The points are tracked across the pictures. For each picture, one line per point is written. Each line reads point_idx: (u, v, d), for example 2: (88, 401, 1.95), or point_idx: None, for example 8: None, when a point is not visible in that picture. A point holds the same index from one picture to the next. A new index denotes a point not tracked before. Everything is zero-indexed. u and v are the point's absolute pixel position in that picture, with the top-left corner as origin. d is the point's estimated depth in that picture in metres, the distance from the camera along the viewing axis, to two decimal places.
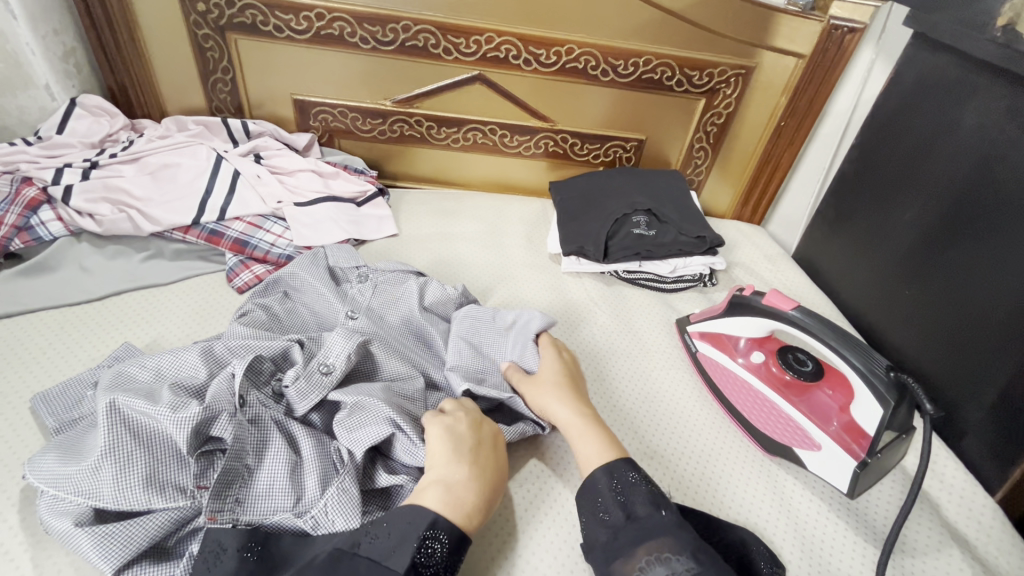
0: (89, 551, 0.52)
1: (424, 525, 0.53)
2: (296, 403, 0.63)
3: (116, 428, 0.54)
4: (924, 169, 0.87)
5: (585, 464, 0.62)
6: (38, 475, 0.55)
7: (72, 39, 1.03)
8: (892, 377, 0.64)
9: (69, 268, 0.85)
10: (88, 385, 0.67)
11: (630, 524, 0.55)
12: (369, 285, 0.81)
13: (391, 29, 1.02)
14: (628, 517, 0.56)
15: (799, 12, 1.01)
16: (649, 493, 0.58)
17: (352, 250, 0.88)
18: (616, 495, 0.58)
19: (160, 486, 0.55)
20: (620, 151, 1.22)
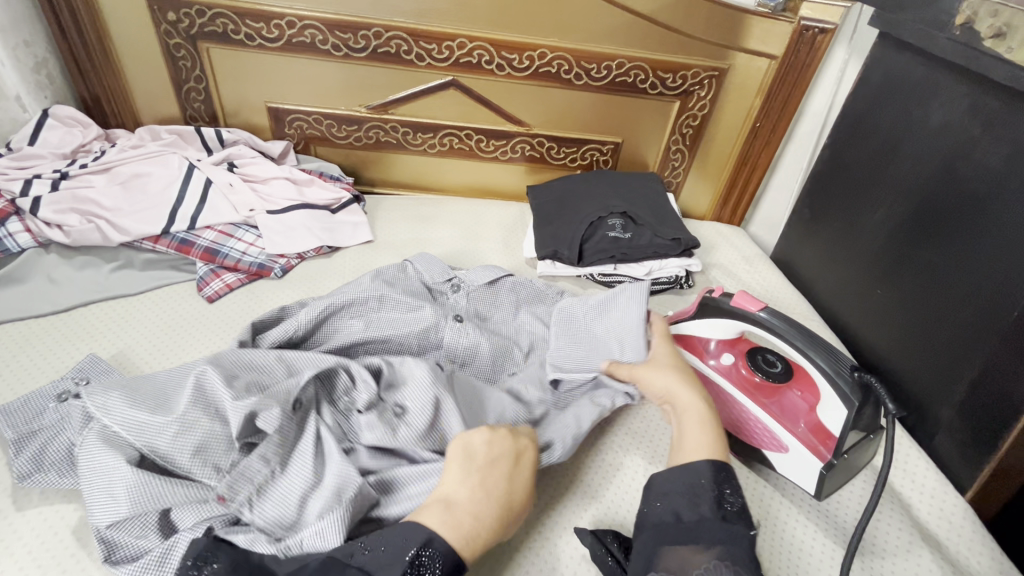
0: (118, 493, 0.54)
1: (419, 543, 0.50)
2: (363, 431, 0.62)
3: (194, 390, 0.57)
4: (893, 167, 0.87)
5: (693, 450, 0.59)
6: (106, 407, 0.57)
7: (43, 51, 1.03)
8: (856, 376, 0.64)
9: (37, 280, 0.85)
10: (50, 400, 0.67)
11: (722, 523, 0.52)
12: (463, 295, 0.86)
13: (362, 36, 1.02)
14: (721, 517, 0.53)
15: (769, 13, 1.02)
16: (743, 506, 0.55)
17: (443, 265, 0.89)
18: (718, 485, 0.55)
19: (203, 460, 0.56)
20: (597, 154, 1.22)
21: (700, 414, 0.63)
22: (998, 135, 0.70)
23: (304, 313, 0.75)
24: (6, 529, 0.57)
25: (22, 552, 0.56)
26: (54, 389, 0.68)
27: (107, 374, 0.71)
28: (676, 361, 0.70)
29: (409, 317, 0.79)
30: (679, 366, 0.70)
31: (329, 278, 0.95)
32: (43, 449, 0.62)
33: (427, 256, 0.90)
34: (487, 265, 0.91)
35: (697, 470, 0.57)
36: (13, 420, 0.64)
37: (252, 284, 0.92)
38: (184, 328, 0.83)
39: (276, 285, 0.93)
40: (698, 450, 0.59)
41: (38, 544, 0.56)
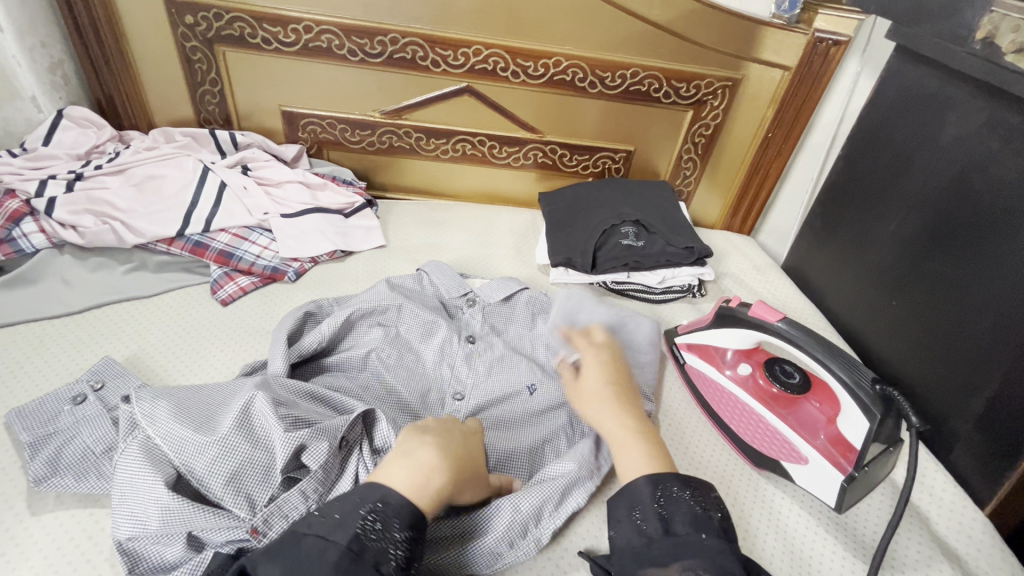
0: (149, 509, 0.53)
1: (371, 500, 0.50)
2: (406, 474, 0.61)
3: (241, 412, 0.57)
4: (910, 179, 0.87)
5: (625, 474, 0.58)
6: (153, 421, 0.58)
7: (59, 52, 1.03)
8: (878, 389, 0.64)
9: (50, 280, 0.85)
10: (66, 406, 0.66)
11: (667, 538, 0.51)
12: (480, 312, 0.86)
13: (379, 41, 1.03)
14: (666, 531, 0.52)
15: (783, 25, 1.02)
16: (691, 513, 0.53)
17: (454, 276, 0.89)
18: (657, 507, 0.54)
19: (236, 488, 0.55)
20: (609, 162, 1.22)
21: (627, 438, 0.61)
22: (1016, 148, 0.70)
23: (324, 325, 0.76)
24: (21, 535, 0.57)
25: (39, 558, 0.55)
26: (68, 396, 0.67)
27: (122, 381, 0.70)
28: (599, 388, 0.66)
29: (425, 330, 0.81)
30: (601, 390, 0.66)
31: (342, 283, 0.95)
32: (64, 453, 0.61)
33: (440, 265, 0.91)
34: (502, 278, 0.90)
35: (635, 490, 0.55)
36: (27, 426, 0.63)
37: (265, 288, 0.92)
38: (197, 335, 0.82)
39: (289, 289, 0.93)
40: (631, 468, 0.58)
41: (54, 550, 0.56)
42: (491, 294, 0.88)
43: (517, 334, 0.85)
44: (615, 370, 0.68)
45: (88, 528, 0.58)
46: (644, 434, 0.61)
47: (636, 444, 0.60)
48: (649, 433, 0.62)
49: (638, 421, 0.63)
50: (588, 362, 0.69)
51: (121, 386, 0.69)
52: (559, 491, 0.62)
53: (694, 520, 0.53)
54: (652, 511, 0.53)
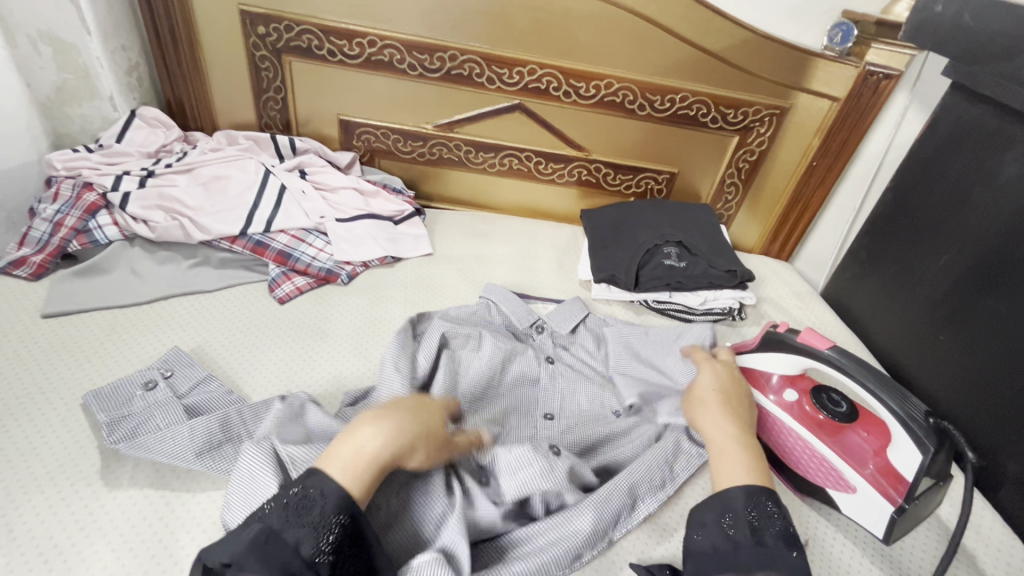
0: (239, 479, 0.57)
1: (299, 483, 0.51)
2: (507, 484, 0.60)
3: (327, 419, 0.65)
4: (965, 214, 0.87)
5: (725, 479, 0.60)
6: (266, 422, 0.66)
7: (136, 55, 1.09)
8: (932, 423, 0.64)
9: (121, 271, 0.89)
10: (141, 390, 0.70)
11: (755, 547, 0.53)
12: (551, 339, 0.89)
13: (438, 57, 1.07)
14: (757, 541, 0.54)
15: (835, 57, 1.04)
16: (780, 529, 0.55)
17: (519, 302, 0.92)
18: (750, 517, 0.56)
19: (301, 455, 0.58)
20: (651, 183, 1.24)
21: (728, 444, 0.64)
22: None
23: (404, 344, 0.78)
24: (99, 511, 0.60)
25: (115, 535, 0.58)
26: (140, 379, 0.71)
27: (190, 370, 0.74)
28: (710, 393, 0.72)
29: (502, 358, 0.82)
30: (710, 396, 0.71)
31: (392, 288, 0.98)
32: (139, 434, 0.65)
33: (506, 294, 0.93)
34: (567, 307, 0.94)
35: (728, 498, 0.58)
36: (105, 408, 0.67)
37: (320, 288, 0.95)
38: (273, 331, 0.86)
39: (342, 291, 0.96)
40: (732, 477, 0.60)
41: (129, 527, 0.59)
42: (560, 323, 0.91)
43: (586, 358, 0.87)
44: (729, 385, 0.73)
45: (160, 509, 0.60)
46: (744, 443, 0.64)
47: (738, 450, 0.62)
48: (751, 444, 0.64)
49: (740, 428, 0.66)
50: (704, 374, 0.76)
51: (188, 377, 0.73)
52: (632, 495, 0.66)
53: (785, 536, 0.55)
54: (744, 520, 0.55)
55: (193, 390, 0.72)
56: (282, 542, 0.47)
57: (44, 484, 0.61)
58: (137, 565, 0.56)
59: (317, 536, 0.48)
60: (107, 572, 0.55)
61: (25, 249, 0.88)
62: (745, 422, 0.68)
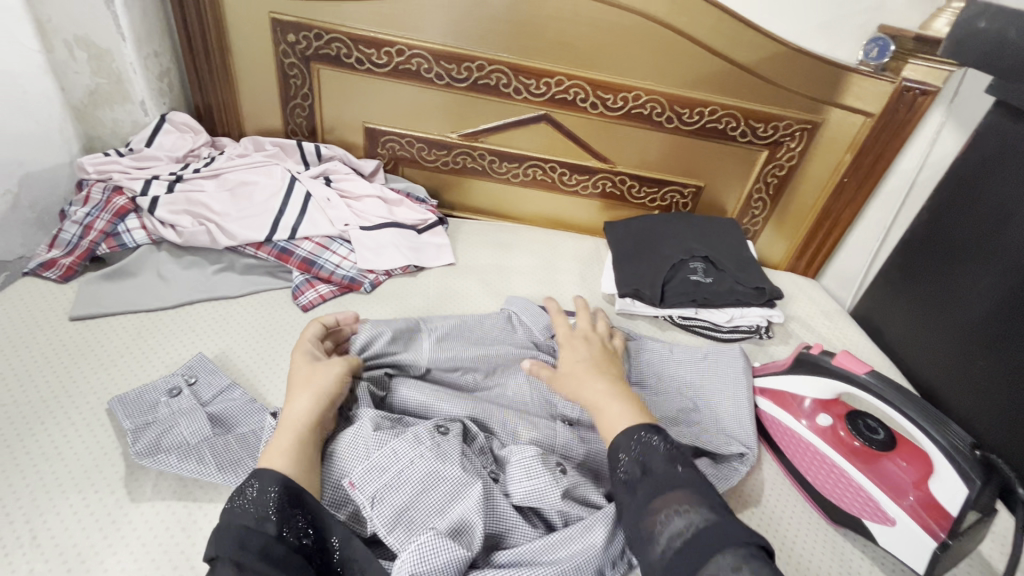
0: None
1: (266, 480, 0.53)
2: (521, 483, 0.61)
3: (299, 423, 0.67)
4: (1008, 236, 0.84)
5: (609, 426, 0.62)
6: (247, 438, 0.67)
7: (168, 61, 1.10)
8: (978, 455, 0.61)
9: (148, 275, 0.90)
10: (168, 397, 0.70)
11: (649, 479, 0.55)
12: None
13: (465, 67, 1.06)
14: (645, 471, 0.56)
15: (870, 72, 1.01)
16: (667, 454, 0.57)
17: (540, 314, 0.87)
18: (634, 454, 0.57)
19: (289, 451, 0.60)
20: (676, 196, 1.22)
21: (605, 399, 0.66)
22: None
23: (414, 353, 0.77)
24: (121, 519, 0.59)
25: (137, 544, 0.57)
26: (164, 387, 0.71)
27: (214, 377, 0.74)
28: (580, 364, 0.72)
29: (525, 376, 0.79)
30: (579, 367, 0.72)
31: (414, 298, 0.97)
32: (163, 442, 0.65)
33: (526, 305, 0.89)
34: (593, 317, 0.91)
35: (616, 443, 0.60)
36: (133, 416, 0.67)
37: (343, 296, 0.95)
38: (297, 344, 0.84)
39: (365, 300, 0.95)
40: (616, 421, 0.63)
41: (151, 538, 0.58)
42: None
43: None
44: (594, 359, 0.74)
45: (181, 520, 0.60)
46: (619, 396, 0.66)
47: (613, 404, 0.64)
48: (628, 397, 0.66)
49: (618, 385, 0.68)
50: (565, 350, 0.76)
51: (213, 383, 0.73)
52: None
53: (670, 456, 0.57)
54: (633, 458, 0.57)
55: (217, 398, 0.72)
56: (227, 521, 0.50)
57: (70, 489, 0.61)
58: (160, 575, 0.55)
59: (257, 506, 0.51)
60: None
61: (54, 251, 0.89)
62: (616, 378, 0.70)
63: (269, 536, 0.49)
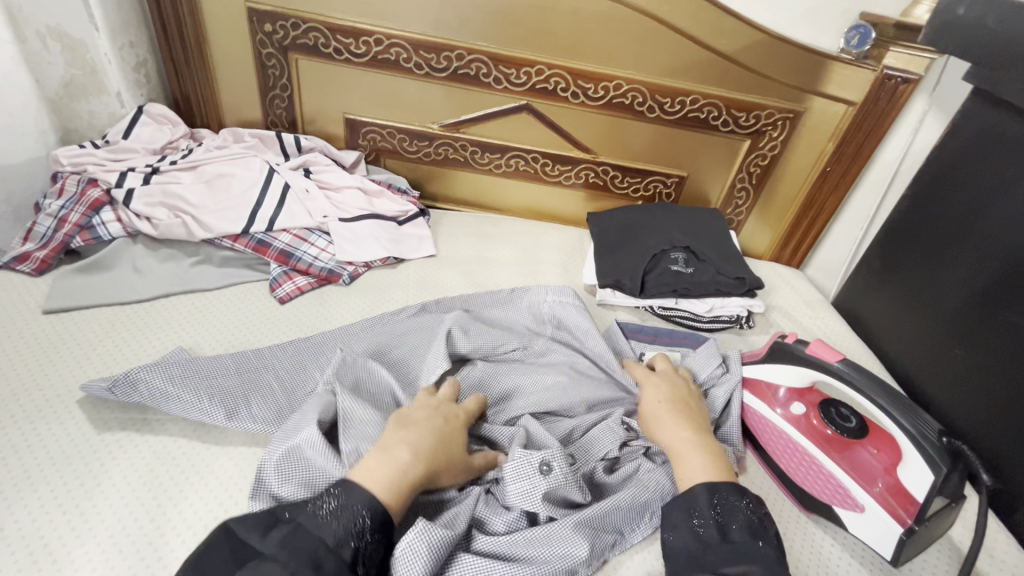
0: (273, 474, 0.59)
1: (361, 504, 0.52)
2: (510, 486, 0.61)
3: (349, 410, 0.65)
4: (984, 225, 0.84)
5: (686, 480, 0.61)
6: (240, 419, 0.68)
7: (145, 52, 1.09)
8: (944, 442, 0.62)
9: (123, 267, 0.90)
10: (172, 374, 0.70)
11: (723, 543, 0.54)
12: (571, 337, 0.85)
13: (445, 57, 1.06)
14: (723, 537, 0.55)
15: (852, 60, 1.01)
16: (747, 520, 0.56)
17: (564, 299, 0.88)
18: (714, 512, 0.56)
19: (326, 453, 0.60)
20: (659, 186, 1.22)
21: (684, 448, 0.64)
22: None
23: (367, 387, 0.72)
24: (89, 512, 0.59)
25: (106, 536, 0.58)
26: (160, 374, 0.69)
27: (210, 363, 0.73)
28: (662, 406, 0.71)
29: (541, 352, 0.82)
30: (661, 407, 0.71)
31: (394, 291, 0.97)
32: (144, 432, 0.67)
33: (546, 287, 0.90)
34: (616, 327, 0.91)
35: (693, 496, 0.58)
36: (115, 413, 0.69)
37: (321, 289, 0.95)
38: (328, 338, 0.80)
39: (343, 292, 0.95)
40: (696, 475, 0.61)
41: (120, 531, 0.58)
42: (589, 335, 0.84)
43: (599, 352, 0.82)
44: (676, 395, 0.73)
45: (151, 511, 0.60)
46: (702, 444, 0.64)
47: (695, 453, 0.63)
48: (707, 445, 0.64)
49: (704, 436, 0.66)
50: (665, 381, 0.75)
51: (214, 367, 0.73)
52: (632, 510, 0.65)
53: (751, 526, 0.55)
54: (710, 517, 0.56)
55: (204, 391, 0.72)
56: (311, 533, 0.50)
57: (37, 483, 0.61)
58: (130, 564, 0.56)
59: (344, 527, 0.51)
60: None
61: (29, 245, 0.89)
62: (700, 424, 0.68)
63: (345, 562, 0.49)
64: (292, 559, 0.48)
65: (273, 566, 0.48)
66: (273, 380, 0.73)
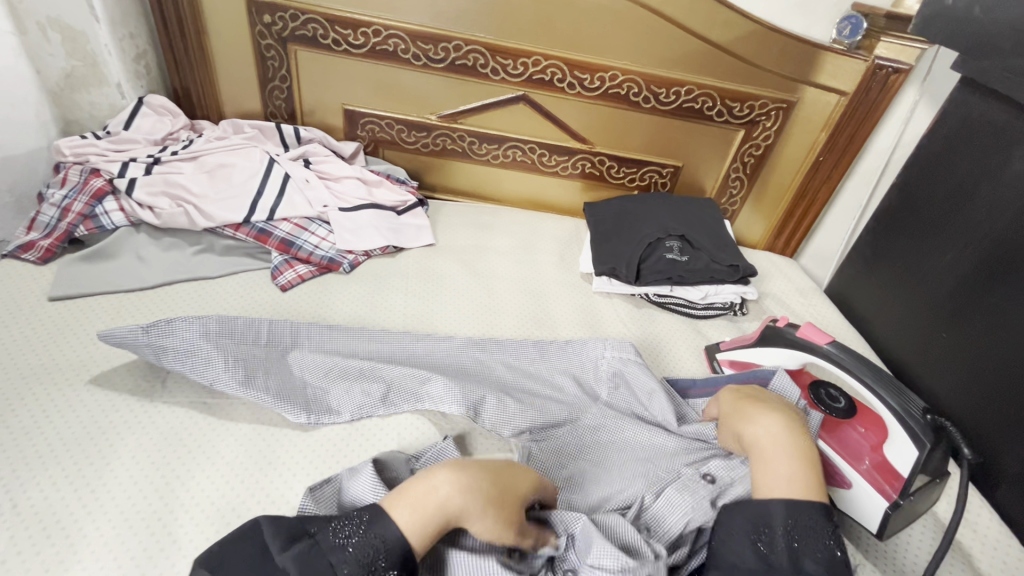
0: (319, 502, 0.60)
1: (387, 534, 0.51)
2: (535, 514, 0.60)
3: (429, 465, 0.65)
4: (971, 211, 0.86)
5: (772, 488, 0.57)
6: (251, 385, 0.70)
7: (144, 43, 1.10)
8: (929, 420, 0.64)
9: (127, 256, 0.91)
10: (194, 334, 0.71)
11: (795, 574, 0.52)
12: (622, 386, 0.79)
13: (443, 47, 1.07)
14: (795, 567, 0.52)
15: (844, 51, 1.02)
16: (826, 555, 0.53)
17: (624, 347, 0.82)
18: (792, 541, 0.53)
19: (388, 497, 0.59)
20: (655, 176, 1.23)
21: (775, 450, 0.59)
22: None
23: (392, 394, 0.73)
24: (100, 488, 0.61)
25: (117, 512, 0.59)
26: (198, 329, 0.72)
27: (247, 327, 0.76)
28: (737, 400, 0.67)
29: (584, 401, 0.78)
30: (740, 401, 0.67)
31: (394, 279, 0.99)
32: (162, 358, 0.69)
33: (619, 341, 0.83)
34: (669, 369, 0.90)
35: (767, 510, 0.56)
36: (123, 394, 0.71)
37: (322, 277, 0.96)
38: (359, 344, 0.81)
39: (344, 280, 0.97)
40: (782, 484, 0.57)
41: (129, 507, 0.60)
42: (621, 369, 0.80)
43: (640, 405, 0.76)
44: (758, 389, 0.70)
45: (160, 488, 0.62)
46: (793, 446, 0.60)
47: (784, 459, 0.58)
48: (799, 448, 0.60)
49: (795, 430, 0.61)
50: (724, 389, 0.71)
51: (248, 332, 0.76)
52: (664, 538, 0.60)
53: (829, 564, 0.52)
54: (781, 544, 0.54)
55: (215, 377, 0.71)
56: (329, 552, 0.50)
57: (48, 461, 0.63)
58: (141, 537, 0.58)
59: (365, 552, 0.50)
60: (109, 549, 0.57)
61: (33, 234, 0.90)
62: (790, 416, 0.63)
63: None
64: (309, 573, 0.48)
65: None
66: (296, 367, 0.75)
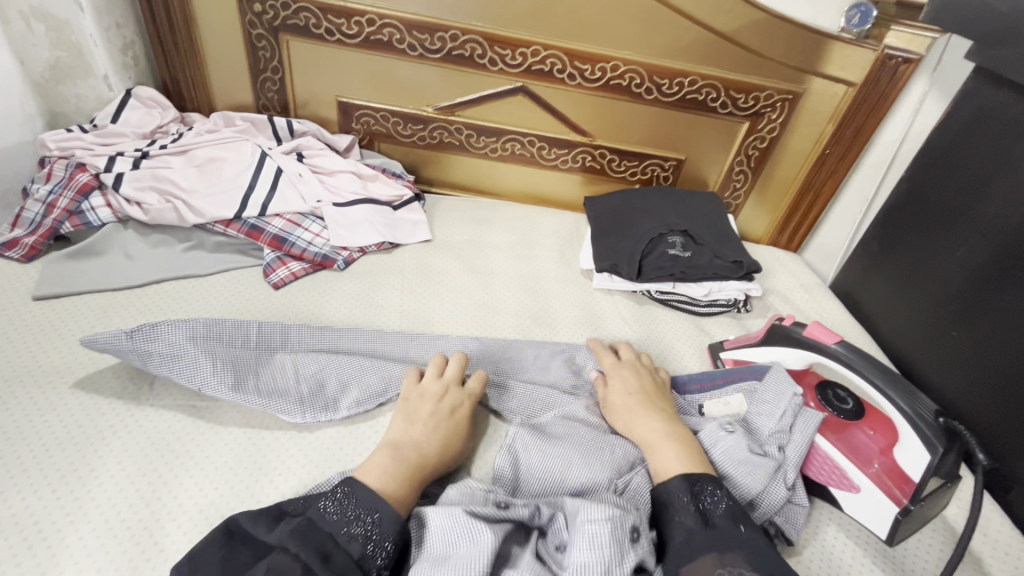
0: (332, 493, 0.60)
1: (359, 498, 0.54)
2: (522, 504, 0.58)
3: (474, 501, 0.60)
4: (983, 205, 0.84)
5: (665, 471, 0.61)
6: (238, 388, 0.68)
7: (132, 34, 1.07)
8: (941, 423, 0.62)
9: (114, 253, 0.89)
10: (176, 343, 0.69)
11: (706, 531, 0.53)
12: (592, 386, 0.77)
13: (439, 37, 1.03)
14: (706, 525, 0.54)
15: (852, 40, 0.99)
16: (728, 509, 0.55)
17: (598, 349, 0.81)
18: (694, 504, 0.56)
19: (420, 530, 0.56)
20: (657, 170, 1.20)
21: (657, 439, 0.64)
22: None
23: (373, 398, 0.70)
24: (84, 496, 0.59)
25: (101, 520, 0.57)
26: (185, 332, 0.69)
27: (234, 330, 0.73)
28: (628, 398, 0.70)
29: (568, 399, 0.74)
30: (628, 400, 0.70)
31: (389, 276, 0.96)
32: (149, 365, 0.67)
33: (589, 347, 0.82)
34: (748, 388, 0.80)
35: (671, 489, 0.58)
36: (109, 397, 0.69)
37: (315, 274, 0.94)
38: (354, 342, 0.78)
39: (338, 277, 0.94)
40: (672, 467, 0.61)
41: (113, 516, 0.58)
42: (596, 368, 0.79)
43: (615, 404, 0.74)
44: (645, 385, 0.73)
45: (146, 496, 0.60)
46: (672, 433, 0.65)
47: (667, 446, 0.63)
48: (679, 435, 0.65)
49: (670, 424, 0.67)
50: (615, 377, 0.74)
51: (237, 335, 0.73)
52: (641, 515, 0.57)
53: (732, 514, 0.55)
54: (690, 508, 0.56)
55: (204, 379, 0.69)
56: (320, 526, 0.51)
57: (30, 467, 0.61)
58: (124, 546, 0.56)
59: (350, 519, 0.52)
60: (92, 558, 0.55)
61: (17, 231, 0.87)
62: (669, 414, 0.69)
63: (351, 558, 0.50)
64: (302, 548, 0.49)
65: (285, 555, 0.48)
66: (286, 366, 0.72)
